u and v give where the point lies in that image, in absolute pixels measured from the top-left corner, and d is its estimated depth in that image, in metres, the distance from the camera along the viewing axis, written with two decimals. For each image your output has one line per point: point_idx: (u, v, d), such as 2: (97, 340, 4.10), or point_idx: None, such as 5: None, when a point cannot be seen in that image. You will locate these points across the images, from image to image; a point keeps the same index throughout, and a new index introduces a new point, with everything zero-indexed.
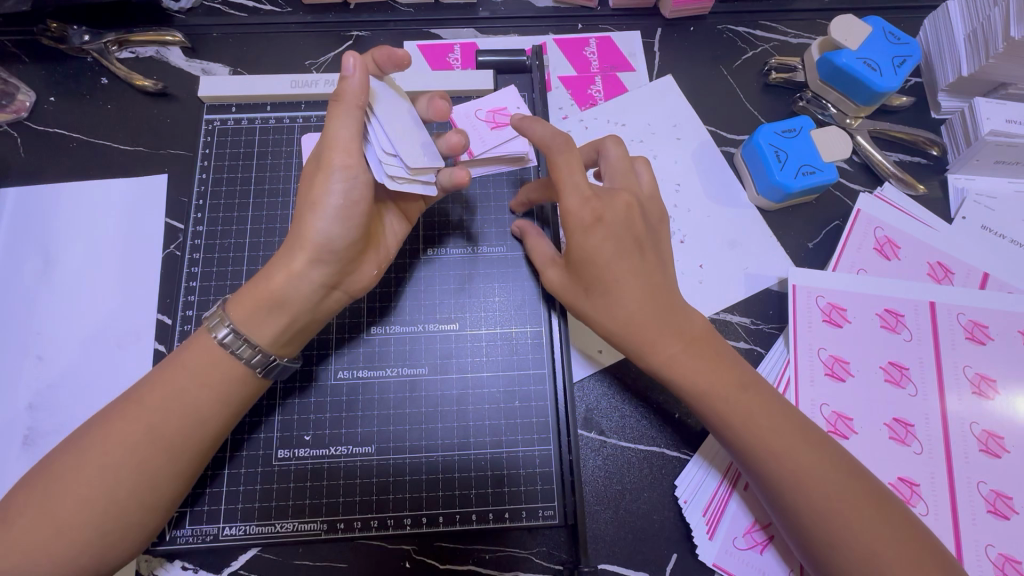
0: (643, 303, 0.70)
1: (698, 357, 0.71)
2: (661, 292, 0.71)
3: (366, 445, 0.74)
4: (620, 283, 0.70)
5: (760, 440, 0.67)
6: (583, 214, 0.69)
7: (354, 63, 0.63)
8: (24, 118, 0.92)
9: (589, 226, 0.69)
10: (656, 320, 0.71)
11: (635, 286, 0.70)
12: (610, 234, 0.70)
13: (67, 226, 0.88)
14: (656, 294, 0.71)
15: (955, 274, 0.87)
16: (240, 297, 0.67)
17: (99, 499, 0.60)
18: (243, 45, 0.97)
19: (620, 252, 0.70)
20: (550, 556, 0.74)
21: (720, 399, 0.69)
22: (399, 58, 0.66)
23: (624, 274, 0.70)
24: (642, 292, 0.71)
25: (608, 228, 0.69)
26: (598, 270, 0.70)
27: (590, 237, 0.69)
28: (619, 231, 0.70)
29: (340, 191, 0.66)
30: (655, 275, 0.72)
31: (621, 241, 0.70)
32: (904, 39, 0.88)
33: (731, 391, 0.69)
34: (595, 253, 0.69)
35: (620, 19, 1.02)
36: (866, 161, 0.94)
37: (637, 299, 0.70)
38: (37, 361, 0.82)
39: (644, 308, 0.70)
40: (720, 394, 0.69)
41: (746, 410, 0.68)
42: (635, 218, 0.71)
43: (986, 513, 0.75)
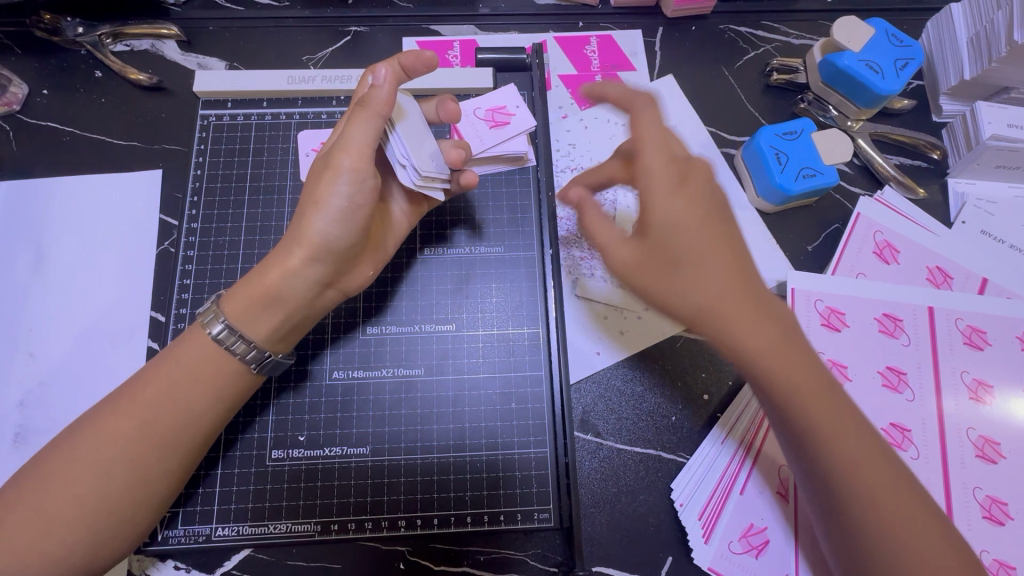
0: (736, 275, 0.59)
1: (795, 346, 0.59)
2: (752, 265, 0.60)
3: (361, 447, 0.74)
4: (714, 253, 0.59)
5: (844, 439, 0.57)
6: (666, 176, 0.60)
7: (385, 75, 0.64)
8: (17, 111, 0.91)
9: (675, 190, 0.60)
10: (752, 297, 0.59)
11: (728, 257, 0.59)
12: (698, 203, 0.60)
13: (60, 221, 0.87)
14: (748, 268, 0.60)
15: (954, 279, 0.87)
16: (235, 292, 0.66)
17: (90, 497, 0.59)
18: (240, 39, 0.96)
19: (713, 219, 0.60)
20: (545, 558, 0.73)
21: (814, 390, 0.58)
22: (430, 59, 0.70)
23: (723, 244, 0.59)
24: (734, 263, 0.59)
25: (690, 195, 0.60)
26: (679, 242, 0.59)
27: (674, 204, 0.59)
28: (710, 193, 0.61)
29: (344, 194, 0.65)
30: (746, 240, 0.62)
31: (709, 205, 0.60)
32: (906, 41, 0.87)
33: (824, 372, 0.59)
34: (681, 223, 0.59)
35: (621, 17, 1.01)
36: (867, 164, 0.93)
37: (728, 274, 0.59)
38: (29, 358, 0.81)
39: (735, 286, 0.58)
40: (818, 378, 0.58)
41: (841, 399, 0.59)
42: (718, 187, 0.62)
43: (981, 518, 0.75)
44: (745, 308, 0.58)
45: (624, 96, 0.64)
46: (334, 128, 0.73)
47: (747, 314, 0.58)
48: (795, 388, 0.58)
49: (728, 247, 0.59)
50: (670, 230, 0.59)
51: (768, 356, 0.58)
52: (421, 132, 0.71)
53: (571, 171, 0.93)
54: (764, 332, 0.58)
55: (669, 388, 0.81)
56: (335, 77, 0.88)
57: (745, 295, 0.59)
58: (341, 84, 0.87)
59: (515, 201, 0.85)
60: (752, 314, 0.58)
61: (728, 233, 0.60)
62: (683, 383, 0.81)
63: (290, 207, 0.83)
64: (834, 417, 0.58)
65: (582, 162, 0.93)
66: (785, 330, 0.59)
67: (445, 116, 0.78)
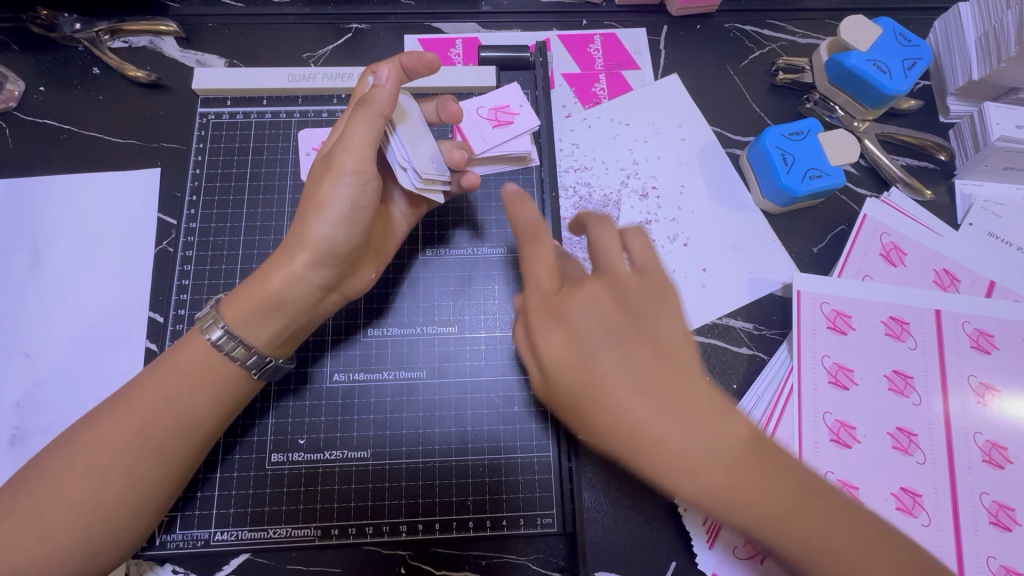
0: (637, 403, 0.53)
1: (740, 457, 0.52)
2: (656, 381, 0.54)
3: (362, 450, 0.73)
4: (606, 385, 0.54)
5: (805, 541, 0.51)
6: (540, 314, 0.58)
7: (387, 74, 0.63)
8: (14, 108, 0.90)
9: (551, 325, 0.57)
10: (666, 419, 0.52)
11: (622, 387, 0.54)
12: (581, 333, 0.56)
13: (56, 220, 0.86)
14: (653, 385, 0.54)
15: (961, 281, 0.86)
16: (235, 298, 0.65)
17: (87, 502, 0.58)
18: (239, 36, 0.95)
19: (601, 343, 0.55)
20: (547, 563, 0.72)
21: (757, 501, 0.51)
22: (431, 61, 0.70)
23: (615, 370, 0.54)
24: (631, 391, 0.53)
25: (569, 325, 0.57)
26: (570, 383, 0.56)
27: (553, 345, 0.57)
28: (594, 313, 0.56)
29: (347, 196, 0.64)
30: (650, 347, 0.55)
31: (592, 330, 0.56)
32: (913, 41, 0.86)
33: (767, 472, 0.52)
34: (566, 365, 0.56)
35: (625, 16, 1.00)
36: (873, 165, 0.92)
37: (631, 403, 0.53)
38: (25, 358, 0.80)
39: (642, 417, 0.53)
40: (760, 482, 0.51)
41: (789, 500, 0.52)
42: (605, 306, 0.57)
43: (988, 524, 0.74)
44: (655, 436, 0.52)
45: (528, 223, 0.62)
46: (335, 129, 0.72)
47: (667, 443, 0.52)
48: (736, 511, 0.51)
49: (626, 369, 0.54)
50: (558, 373, 0.56)
51: (700, 483, 0.52)
52: (422, 134, 0.70)
53: (574, 171, 0.92)
54: (686, 457, 0.52)
55: None
56: (336, 75, 0.87)
57: (656, 418, 0.53)
58: (342, 82, 0.86)
59: None
60: (673, 440, 0.52)
61: (620, 354, 0.55)
62: None
63: (290, 206, 0.82)
64: (786, 524, 0.51)
65: (585, 162, 0.92)
66: (716, 442, 0.52)
67: (446, 117, 0.78)
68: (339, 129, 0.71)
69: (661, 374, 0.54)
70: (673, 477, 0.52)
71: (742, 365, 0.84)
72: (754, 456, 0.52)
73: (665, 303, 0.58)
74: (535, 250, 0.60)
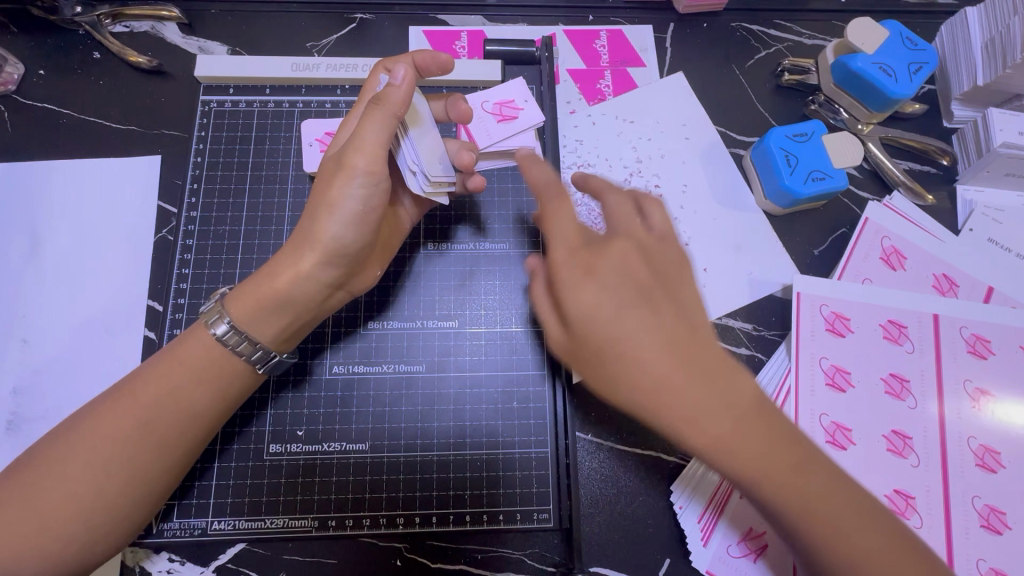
0: (661, 358, 0.53)
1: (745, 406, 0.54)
2: (693, 342, 0.55)
3: (360, 443, 0.73)
4: (626, 336, 0.54)
5: (804, 494, 0.54)
6: (572, 266, 0.57)
7: (404, 74, 0.62)
8: (12, 92, 0.89)
9: (579, 275, 0.56)
10: (688, 376, 0.53)
11: (653, 342, 0.54)
12: (614, 287, 0.55)
13: (55, 206, 0.85)
14: (683, 346, 0.54)
15: (960, 286, 0.86)
16: (241, 293, 0.64)
17: (87, 493, 0.58)
18: (243, 23, 0.94)
19: (630, 300, 0.55)
20: (542, 558, 0.73)
21: (761, 456, 0.54)
22: (445, 62, 0.71)
23: (646, 327, 0.54)
24: (659, 348, 0.54)
25: (600, 279, 0.56)
26: (607, 335, 0.55)
27: (581, 296, 0.55)
28: (622, 270, 0.57)
29: (358, 196, 0.63)
30: (676, 308, 0.57)
31: (623, 286, 0.56)
32: (920, 45, 0.86)
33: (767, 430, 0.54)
34: (598, 318, 0.55)
35: (632, 12, 1.00)
36: (876, 168, 0.92)
37: (658, 359, 0.54)
38: (22, 344, 0.80)
39: (670, 372, 0.53)
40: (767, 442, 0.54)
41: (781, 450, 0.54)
42: (637, 265, 0.57)
43: (979, 527, 0.75)
44: (678, 389, 0.53)
45: (544, 184, 0.60)
46: (344, 126, 0.71)
47: (686, 397, 0.53)
48: (747, 466, 0.53)
49: (653, 328, 0.55)
50: (588, 325, 0.55)
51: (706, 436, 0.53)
52: (431, 136, 0.70)
53: (578, 168, 0.91)
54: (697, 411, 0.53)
55: None
56: (340, 65, 0.86)
57: (680, 376, 0.53)
58: (347, 72, 0.85)
59: (521, 198, 0.84)
60: (696, 399, 0.53)
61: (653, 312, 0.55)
62: None
63: (291, 196, 0.82)
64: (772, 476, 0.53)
65: (589, 159, 0.92)
66: (731, 403, 0.54)
67: (457, 115, 0.77)
68: (350, 126, 0.70)
69: (685, 333, 0.55)
70: (686, 431, 0.53)
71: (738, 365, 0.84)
72: (760, 417, 0.55)
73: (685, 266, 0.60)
74: (557, 205, 0.59)
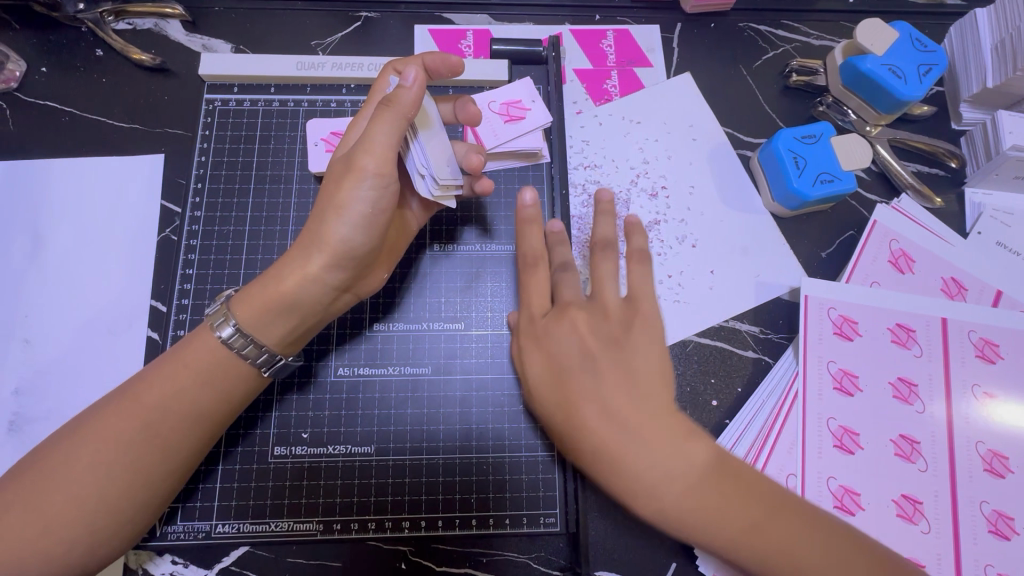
0: (600, 424, 0.60)
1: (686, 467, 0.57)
2: (635, 406, 0.60)
3: (366, 446, 0.72)
4: (570, 402, 0.62)
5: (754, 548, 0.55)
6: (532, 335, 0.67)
7: (414, 75, 0.62)
8: (14, 89, 0.88)
9: (535, 347, 0.66)
10: (628, 441, 0.58)
11: (592, 409, 0.60)
12: (562, 357, 0.63)
13: (57, 204, 0.84)
14: (624, 411, 0.60)
15: (968, 290, 0.86)
16: (247, 296, 0.64)
17: (90, 496, 0.58)
18: (246, 21, 0.93)
19: (574, 369, 0.62)
20: (547, 562, 0.72)
21: (701, 513, 0.56)
22: (455, 63, 0.70)
23: (589, 394, 0.61)
24: (599, 415, 0.60)
25: (550, 351, 0.64)
26: (556, 402, 0.63)
27: (535, 367, 0.65)
28: (573, 340, 0.63)
29: (367, 198, 0.63)
30: (625, 374, 0.61)
31: (571, 357, 0.63)
32: (931, 47, 0.85)
33: (716, 489, 0.57)
34: (546, 387, 0.64)
35: (639, 11, 0.99)
36: (884, 170, 0.92)
37: (598, 425, 0.60)
38: (24, 344, 0.79)
39: (611, 438, 0.59)
40: (713, 500, 0.56)
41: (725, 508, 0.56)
42: (587, 335, 0.64)
43: (987, 533, 0.74)
44: (616, 452, 0.58)
45: (531, 250, 0.72)
46: (351, 126, 0.70)
47: (625, 459, 0.58)
48: (697, 523, 0.57)
49: (596, 396, 0.61)
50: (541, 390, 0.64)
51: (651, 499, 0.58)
52: (441, 139, 0.69)
53: (584, 169, 0.91)
54: (637, 473, 0.58)
55: (677, 394, 0.81)
56: (345, 64, 0.85)
57: (619, 441, 0.59)
58: (352, 71, 0.85)
59: None
60: (633, 461, 0.58)
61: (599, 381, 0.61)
62: (692, 389, 0.82)
63: (296, 196, 0.81)
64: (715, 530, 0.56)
65: (595, 160, 0.91)
66: (672, 465, 0.57)
67: (465, 118, 0.77)
68: (358, 127, 0.70)
69: (631, 399, 0.60)
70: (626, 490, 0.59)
71: (745, 368, 0.83)
72: (705, 480, 0.57)
73: (644, 331, 0.64)
74: (534, 275, 0.70)
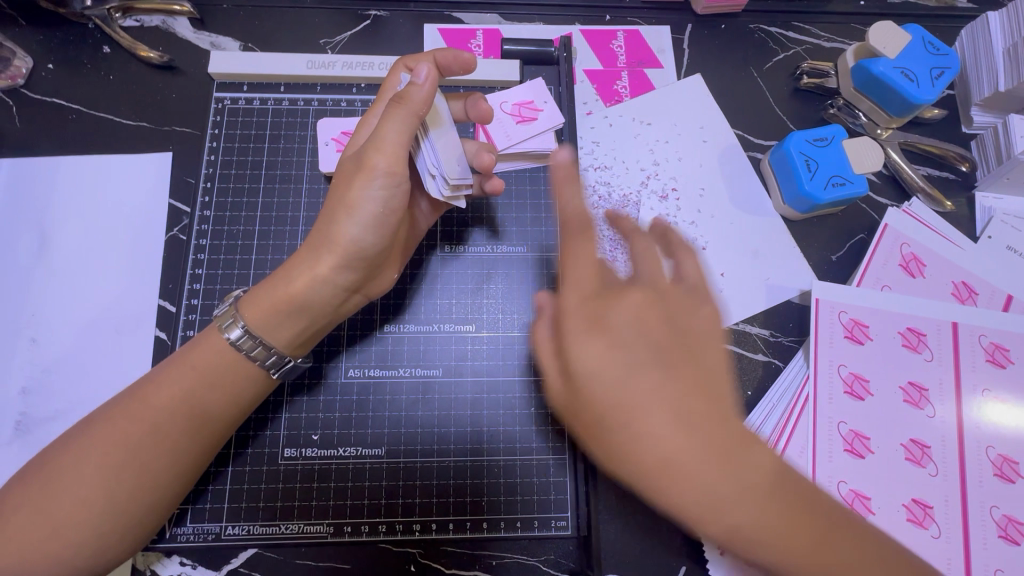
0: (671, 428, 0.48)
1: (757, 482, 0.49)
2: (709, 408, 0.49)
3: (376, 448, 0.72)
4: (628, 402, 0.49)
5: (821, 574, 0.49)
6: (579, 317, 0.51)
7: (426, 73, 0.61)
8: (20, 86, 0.87)
9: (591, 330, 0.50)
10: (703, 451, 0.48)
11: (664, 407, 0.48)
12: (629, 346, 0.50)
13: (64, 203, 0.84)
14: (698, 416, 0.49)
15: (979, 294, 0.85)
16: (256, 297, 0.63)
17: (98, 499, 0.57)
18: (255, 19, 0.92)
19: (641, 359, 0.50)
20: (557, 564, 0.72)
21: (771, 538, 0.48)
22: (467, 61, 0.70)
23: (655, 392, 0.49)
24: (672, 415, 0.48)
25: (616, 336, 0.50)
26: (614, 399, 0.49)
27: (586, 351, 0.50)
28: (640, 325, 0.51)
29: (378, 198, 0.62)
30: (696, 373, 0.51)
31: (637, 344, 0.50)
32: (943, 49, 0.84)
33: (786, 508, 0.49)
34: (602, 377, 0.49)
35: (650, 12, 0.98)
36: (895, 174, 0.92)
37: (669, 434, 0.48)
38: (31, 344, 0.78)
39: (684, 451, 0.47)
40: (781, 520, 0.48)
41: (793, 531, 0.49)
42: (651, 318, 0.52)
43: (997, 538, 0.74)
44: (683, 465, 0.47)
45: (575, 212, 0.56)
46: (360, 126, 0.70)
47: (696, 472, 0.47)
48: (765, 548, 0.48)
49: (664, 399, 0.49)
50: (594, 386, 0.50)
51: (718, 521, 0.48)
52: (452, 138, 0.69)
53: (594, 170, 0.90)
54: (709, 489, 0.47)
55: None
56: (356, 63, 0.85)
57: (690, 452, 0.47)
58: (363, 70, 0.84)
59: (539, 200, 0.83)
60: (706, 477, 0.47)
61: (673, 379, 0.50)
62: None
63: (306, 196, 0.81)
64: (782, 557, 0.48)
65: (605, 161, 0.91)
66: (742, 480, 0.48)
67: (477, 116, 0.76)
68: (369, 126, 0.69)
69: (703, 402, 0.49)
70: (687, 509, 0.48)
71: (756, 371, 0.83)
72: (772, 500, 0.48)
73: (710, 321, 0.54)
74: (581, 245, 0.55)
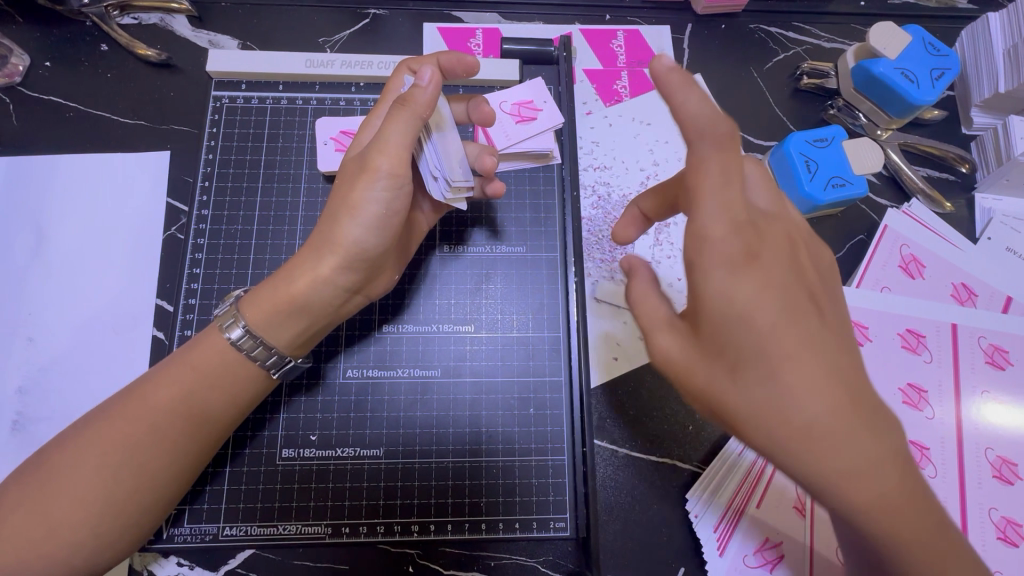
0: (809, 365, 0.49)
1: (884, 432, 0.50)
2: (846, 355, 0.51)
3: (375, 448, 0.72)
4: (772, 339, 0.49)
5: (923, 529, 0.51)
6: (731, 250, 0.50)
7: (430, 76, 0.61)
8: (18, 84, 0.87)
9: (744, 265, 0.50)
10: (840, 394, 0.49)
11: (806, 347, 0.49)
12: (775, 284, 0.50)
13: (62, 201, 0.83)
14: (839, 359, 0.50)
15: (978, 296, 0.85)
16: (258, 297, 0.63)
17: (96, 499, 0.57)
18: (253, 17, 0.92)
19: (788, 299, 0.50)
20: (556, 566, 0.72)
21: (890, 485, 0.49)
22: (470, 63, 0.69)
23: (798, 335, 0.49)
24: (813, 356, 0.49)
25: (767, 273, 0.50)
26: (760, 333, 0.49)
27: (740, 282, 0.49)
28: (785, 263, 0.51)
29: (380, 199, 0.62)
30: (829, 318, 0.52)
31: (785, 282, 0.51)
32: (944, 51, 0.84)
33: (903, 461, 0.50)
34: (752, 309, 0.49)
35: (649, 12, 0.98)
36: (895, 175, 0.92)
37: (812, 375, 0.48)
38: (28, 343, 0.78)
39: (823, 389, 0.48)
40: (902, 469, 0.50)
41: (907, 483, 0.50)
42: (796, 261, 0.52)
43: (996, 539, 0.74)
44: (820, 404, 0.48)
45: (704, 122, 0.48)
46: (362, 125, 0.69)
47: (830, 415, 0.48)
48: (885, 499, 0.49)
49: (809, 339, 0.49)
50: (739, 321, 0.49)
51: (846, 464, 0.48)
52: (455, 141, 0.68)
53: (594, 170, 0.90)
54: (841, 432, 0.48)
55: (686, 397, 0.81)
56: (355, 63, 0.84)
57: (829, 393, 0.49)
58: (362, 69, 0.84)
59: (538, 200, 0.82)
60: (840, 420, 0.48)
61: (817, 322, 0.51)
62: None
63: (304, 196, 0.80)
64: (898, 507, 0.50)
65: (605, 161, 0.90)
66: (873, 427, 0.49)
67: (478, 118, 0.76)
68: (371, 126, 0.69)
69: (838, 346, 0.51)
70: (816, 446, 0.49)
71: None
72: (896, 447, 0.50)
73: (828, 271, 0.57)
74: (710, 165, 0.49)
